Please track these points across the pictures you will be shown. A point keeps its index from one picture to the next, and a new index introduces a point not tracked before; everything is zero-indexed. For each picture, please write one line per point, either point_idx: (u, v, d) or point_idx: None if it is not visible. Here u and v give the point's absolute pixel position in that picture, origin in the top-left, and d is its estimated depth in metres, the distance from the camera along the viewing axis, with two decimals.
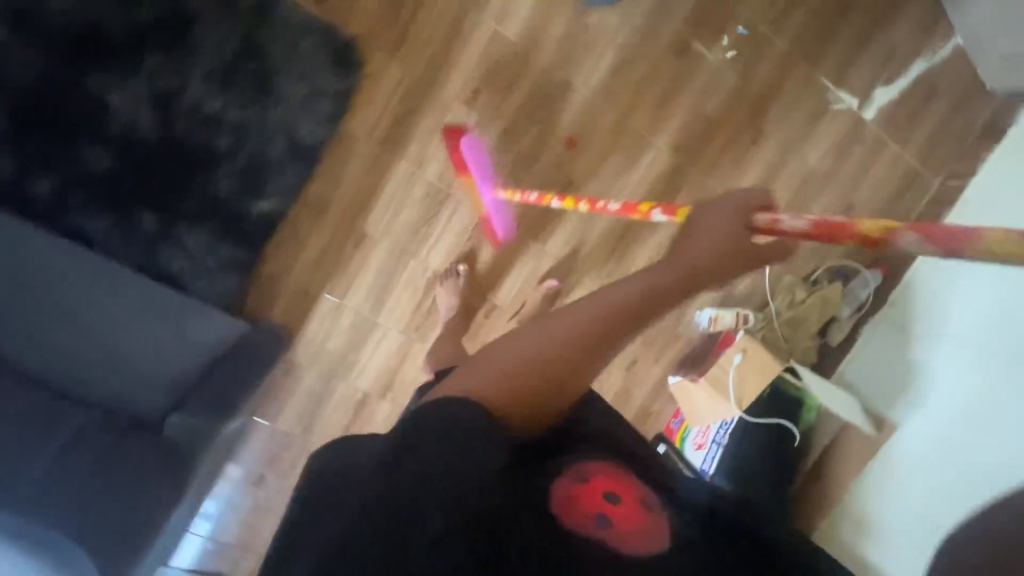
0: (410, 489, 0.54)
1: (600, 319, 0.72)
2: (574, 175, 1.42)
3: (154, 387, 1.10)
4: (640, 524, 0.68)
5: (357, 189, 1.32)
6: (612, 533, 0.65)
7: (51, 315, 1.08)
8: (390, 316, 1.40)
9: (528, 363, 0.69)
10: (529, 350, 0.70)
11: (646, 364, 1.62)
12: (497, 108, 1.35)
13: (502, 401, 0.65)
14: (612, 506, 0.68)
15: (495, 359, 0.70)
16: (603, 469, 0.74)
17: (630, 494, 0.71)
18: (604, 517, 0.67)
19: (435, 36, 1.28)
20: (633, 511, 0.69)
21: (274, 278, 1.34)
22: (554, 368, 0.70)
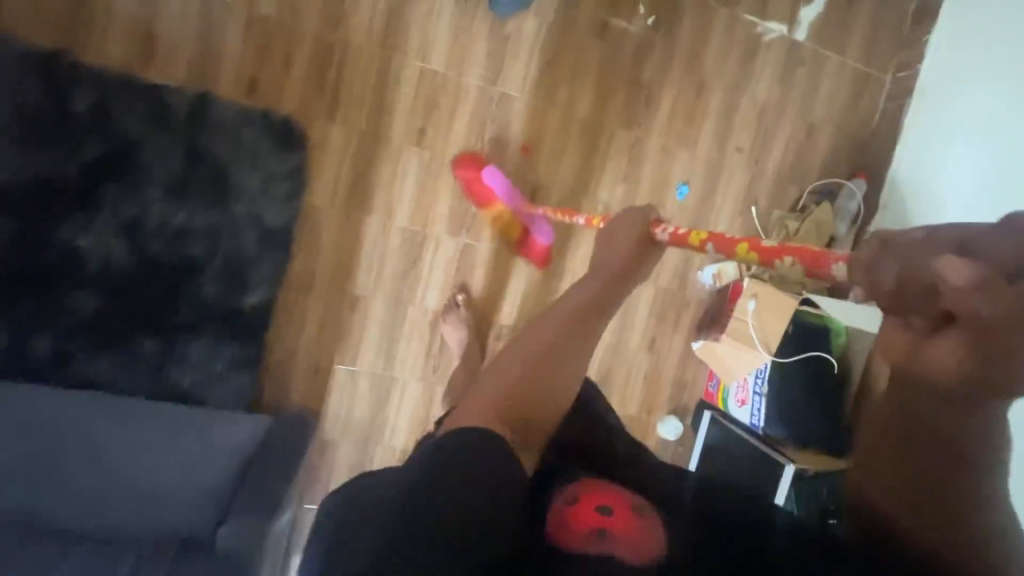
0: (445, 525, 0.53)
1: (572, 317, 0.78)
2: (539, 179, 1.44)
3: (198, 504, 1.10)
4: (639, 532, 0.63)
5: (337, 256, 1.34)
6: (614, 547, 0.61)
7: (77, 466, 1.08)
8: (405, 367, 1.41)
9: (521, 376, 0.71)
10: (521, 367, 0.72)
11: (666, 337, 1.61)
12: (446, 139, 1.37)
13: (514, 413, 0.68)
14: (608, 519, 0.63)
15: (500, 378, 0.71)
16: (590, 485, 0.69)
17: (624, 503, 0.66)
18: (604, 532, 0.62)
19: (367, 91, 1.31)
20: (629, 520, 0.64)
21: (286, 363, 1.35)
22: (546, 368, 0.73)
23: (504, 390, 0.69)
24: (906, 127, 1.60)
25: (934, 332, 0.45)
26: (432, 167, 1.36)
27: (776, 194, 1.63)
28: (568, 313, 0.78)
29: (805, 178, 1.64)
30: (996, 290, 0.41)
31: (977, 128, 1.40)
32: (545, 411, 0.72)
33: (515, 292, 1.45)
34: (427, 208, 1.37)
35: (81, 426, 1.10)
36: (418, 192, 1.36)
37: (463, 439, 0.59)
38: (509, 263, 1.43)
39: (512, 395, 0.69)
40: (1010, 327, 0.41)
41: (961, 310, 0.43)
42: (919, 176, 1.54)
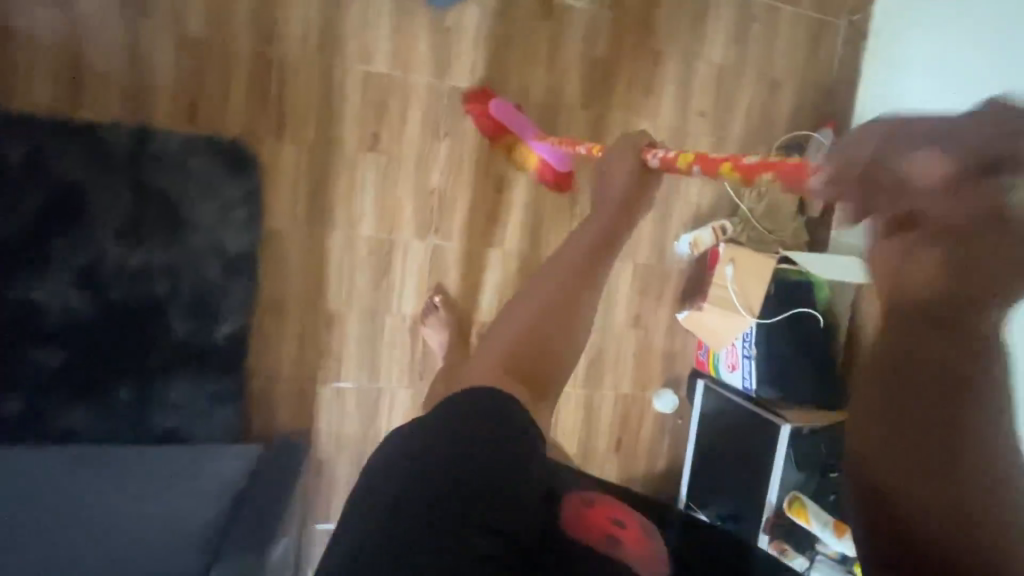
0: (439, 490, 0.52)
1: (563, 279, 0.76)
2: (501, 170, 1.41)
3: (191, 543, 1.08)
4: (648, 551, 0.60)
5: (306, 275, 1.31)
6: (623, 551, 0.58)
7: (59, 522, 1.05)
8: (390, 376, 1.40)
9: (514, 337, 0.72)
10: (520, 328, 0.73)
11: (651, 311, 1.60)
12: (401, 142, 1.33)
13: (527, 376, 0.70)
14: (622, 531, 0.61)
15: (498, 339, 0.73)
16: (606, 501, 0.67)
17: (636, 519, 0.63)
18: (612, 539, 0.59)
19: (313, 102, 1.27)
20: (639, 537, 0.61)
21: (269, 389, 1.33)
22: (542, 328, 0.73)
23: (517, 335, 0.73)
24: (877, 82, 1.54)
25: (886, 235, 0.47)
26: (391, 172, 1.33)
27: (744, 154, 1.61)
28: (569, 264, 0.78)
29: (771, 134, 1.62)
30: (974, 188, 0.44)
31: (944, 88, 1.36)
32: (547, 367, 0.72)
33: (491, 287, 1.44)
34: (392, 214, 1.35)
35: (62, 478, 1.08)
36: (379, 199, 1.33)
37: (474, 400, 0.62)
38: (481, 258, 1.42)
39: (523, 344, 0.71)
40: (981, 230, 0.42)
41: (921, 209, 0.45)
42: (882, 119, 1.53)
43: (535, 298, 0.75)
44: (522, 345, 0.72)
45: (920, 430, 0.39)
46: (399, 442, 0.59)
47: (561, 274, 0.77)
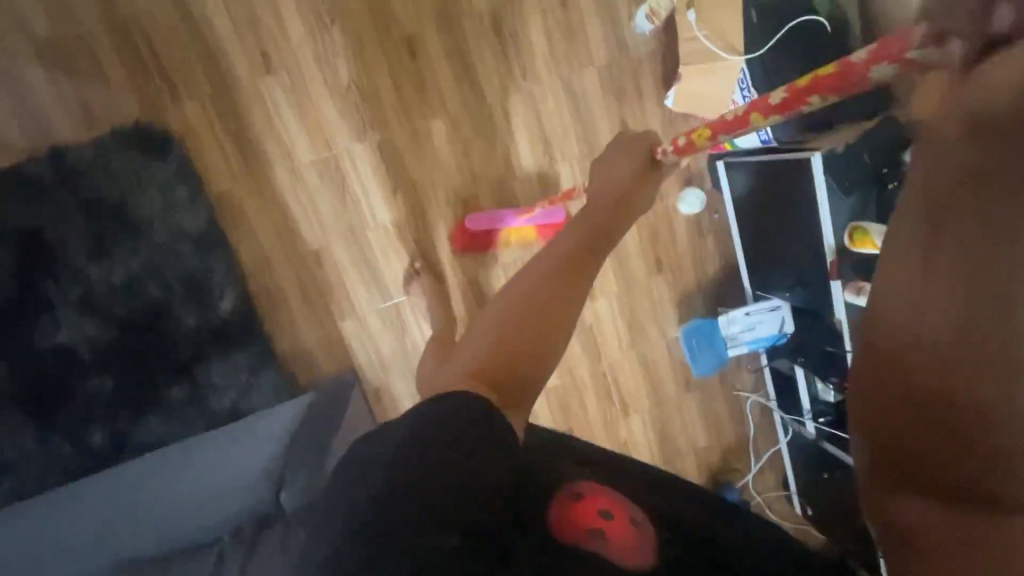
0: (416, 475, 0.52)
1: (552, 275, 0.77)
2: (406, 30, 1.25)
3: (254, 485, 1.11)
4: (630, 537, 0.64)
5: (272, 224, 1.29)
6: (606, 548, 0.62)
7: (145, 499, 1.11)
8: (397, 286, 1.38)
9: (503, 330, 0.71)
10: (510, 309, 0.73)
11: (637, 111, 1.40)
12: (291, 48, 1.21)
13: (492, 383, 0.66)
14: (606, 523, 0.64)
15: (487, 328, 0.73)
16: (593, 486, 0.70)
17: (623, 509, 0.67)
18: (596, 531, 0.64)
19: (187, 48, 1.18)
20: (625, 525, 0.65)
21: (298, 344, 1.37)
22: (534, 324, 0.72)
23: (500, 324, 0.72)
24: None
25: None
26: (299, 87, 1.24)
27: None
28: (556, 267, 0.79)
29: None
30: None
31: None
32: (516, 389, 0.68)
33: (453, 159, 1.34)
34: (322, 129, 1.27)
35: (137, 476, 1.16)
36: (301, 119, 1.25)
37: (449, 407, 0.58)
38: (429, 133, 1.32)
39: (502, 361, 0.68)
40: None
41: None
42: None
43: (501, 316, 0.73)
44: (497, 348, 0.70)
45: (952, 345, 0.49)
46: (389, 433, 0.57)
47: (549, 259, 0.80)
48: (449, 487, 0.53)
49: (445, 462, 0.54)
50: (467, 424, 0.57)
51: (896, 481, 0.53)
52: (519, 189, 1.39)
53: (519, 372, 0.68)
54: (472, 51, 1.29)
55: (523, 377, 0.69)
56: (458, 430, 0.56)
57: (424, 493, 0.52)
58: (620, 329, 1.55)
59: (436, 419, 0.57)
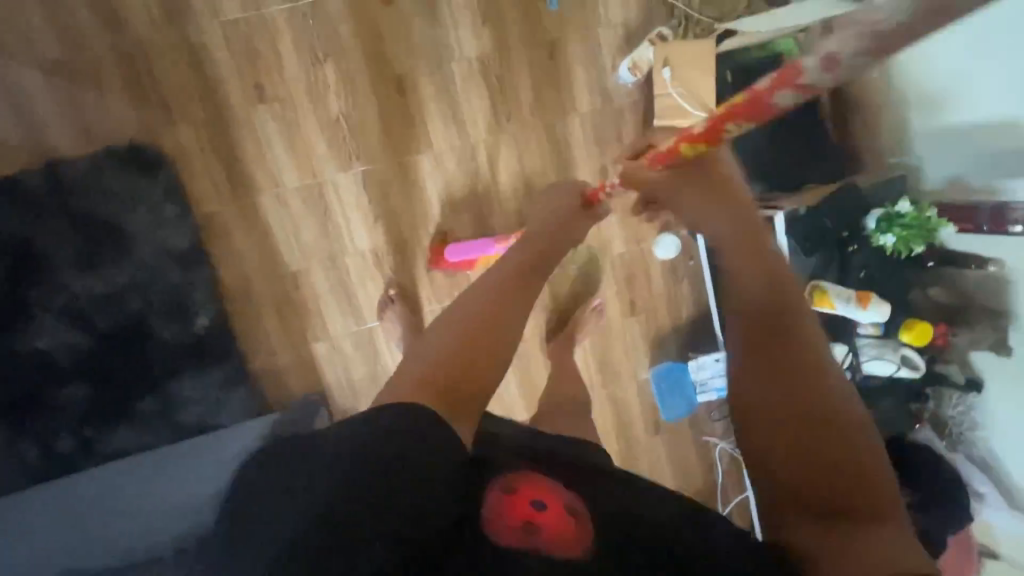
0: (362, 490, 0.57)
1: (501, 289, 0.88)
2: (397, 69, 1.31)
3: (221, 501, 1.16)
4: (568, 528, 0.65)
5: (255, 247, 1.33)
6: (542, 541, 0.63)
7: (115, 508, 1.16)
8: (374, 313, 1.40)
9: (460, 335, 0.79)
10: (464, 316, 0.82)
11: (617, 158, 1.44)
12: (285, 81, 1.27)
13: (452, 381, 0.73)
14: (541, 515, 0.65)
15: (447, 330, 0.81)
16: (529, 477, 0.71)
17: (558, 499, 0.68)
18: (532, 525, 0.65)
19: (185, 75, 1.24)
20: (560, 514, 0.66)
21: (271, 364, 1.39)
22: (485, 326, 0.81)
23: (451, 334, 0.80)
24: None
25: None
26: (289, 118, 1.29)
27: None
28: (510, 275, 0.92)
29: None
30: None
31: None
32: (467, 387, 0.74)
33: (435, 194, 1.38)
34: (309, 158, 1.31)
35: (100, 486, 1.18)
36: (290, 148, 1.30)
37: (398, 417, 0.64)
38: (413, 167, 1.36)
39: (457, 361, 0.75)
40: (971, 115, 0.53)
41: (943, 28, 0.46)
42: None
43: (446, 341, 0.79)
44: (450, 355, 0.77)
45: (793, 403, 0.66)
46: (334, 449, 0.61)
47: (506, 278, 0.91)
48: (391, 498, 0.58)
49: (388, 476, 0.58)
50: (421, 433, 0.63)
51: (807, 508, 0.60)
52: (498, 226, 1.42)
53: (476, 370, 0.75)
54: (459, 92, 1.34)
55: (479, 378, 0.76)
56: (403, 437, 0.61)
57: (375, 498, 0.57)
58: (592, 368, 1.57)
59: (387, 428, 0.62)
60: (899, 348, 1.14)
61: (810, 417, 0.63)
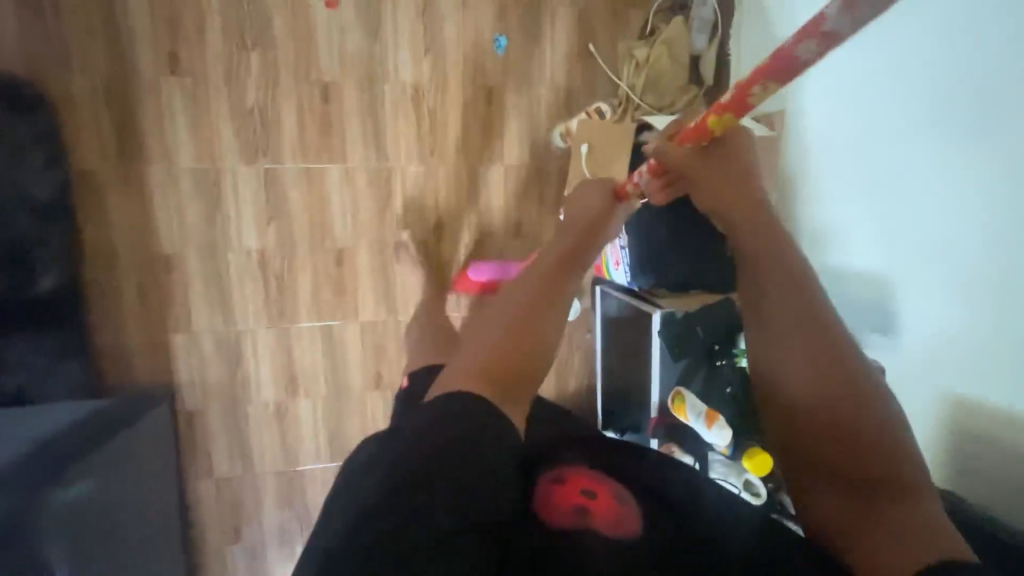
0: (412, 491, 0.52)
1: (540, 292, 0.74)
2: (326, 76, 1.27)
3: None
4: (615, 510, 0.61)
5: (129, 218, 1.24)
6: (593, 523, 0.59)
7: None
8: (247, 317, 1.33)
9: (508, 327, 0.69)
10: (505, 321, 0.70)
11: (534, 219, 1.43)
12: (203, 59, 1.21)
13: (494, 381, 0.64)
14: (590, 500, 0.62)
15: (485, 330, 0.70)
16: (576, 468, 0.68)
17: (608, 486, 0.64)
18: (582, 510, 0.61)
19: (93, 25, 1.17)
20: (611, 502, 0.63)
21: (118, 345, 1.28)
22: (522, 335, 0.68)
23: (490, 338, 0.68)
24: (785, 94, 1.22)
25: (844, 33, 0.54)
26: (198, 96, 1.22)
27: (620, 23, 1.39)
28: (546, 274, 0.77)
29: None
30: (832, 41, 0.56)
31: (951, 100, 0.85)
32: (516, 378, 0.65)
33: (342, 210, 1.33)
34: (211, 142, 1.24)
35: None
36: (192, 125, 1.23)
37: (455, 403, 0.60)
38: (323, 179, 1.30)
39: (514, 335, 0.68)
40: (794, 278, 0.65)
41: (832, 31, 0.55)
42: None
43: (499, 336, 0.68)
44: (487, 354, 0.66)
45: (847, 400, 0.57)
46: (404, 441, 0.58)
47: (545, 272, 0.78)
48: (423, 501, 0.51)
49: (450, 465, 0.54)
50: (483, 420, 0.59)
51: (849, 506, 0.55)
52: (398, 257, 1.37)
53: (529, 353, 0.67)
54: (387, 114, 1.31)
55: (525, 372, 0.67)
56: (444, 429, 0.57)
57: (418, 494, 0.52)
58: None
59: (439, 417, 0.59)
60: (742, 473, 1.07)
61: (839, 431, 0.56)
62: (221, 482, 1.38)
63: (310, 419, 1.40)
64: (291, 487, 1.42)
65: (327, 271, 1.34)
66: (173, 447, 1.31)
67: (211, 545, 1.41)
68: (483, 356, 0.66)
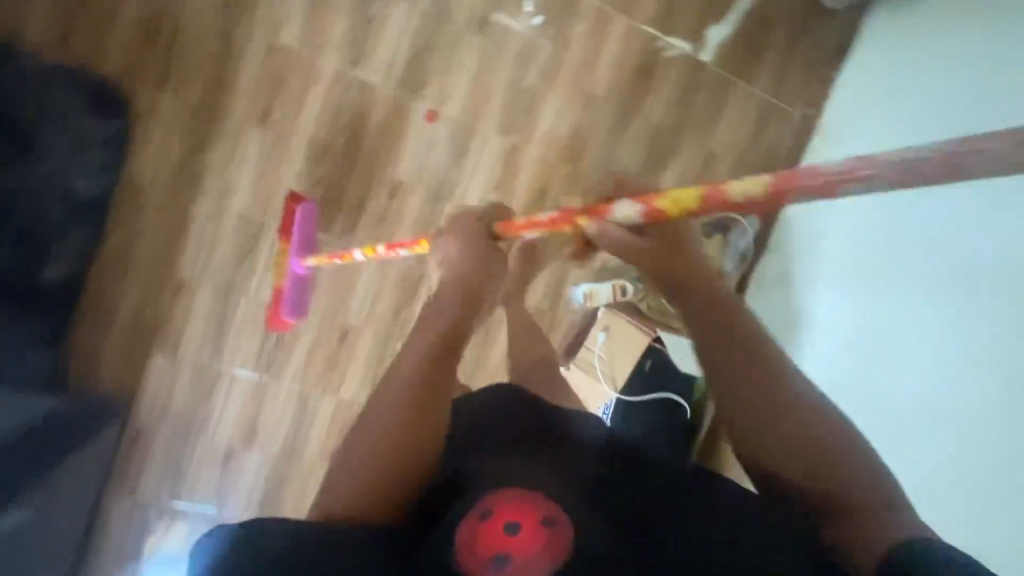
0: None
1: (417, 382, 0.64)
2: (399, 176, 1.32)
3: None
4: (535, 544, 0.60)
5: (161, 235, 1.25)
6: (511, 565, 0.59)
7: None
8: (232, 360, 1.33)
9: (391, 418, 0.61)
10: (385, 412, 0.62)
11: None
12: (294, 121, 1.26)
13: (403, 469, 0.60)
14: (507, 541, 0.60)
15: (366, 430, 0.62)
16: (503, 497, 0.63)
17: (525, 509, 0.62)
18: (501, 554, 0.60)
19: (205, 57, 1.21)
20: (533, 534, 0.60)
21: (96, 346, 1.27)
22: (414, 411, 0.62)
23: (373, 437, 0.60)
24: (790, 271, 1.36)
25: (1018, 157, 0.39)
26: (275, 151, 1.26)
27: None
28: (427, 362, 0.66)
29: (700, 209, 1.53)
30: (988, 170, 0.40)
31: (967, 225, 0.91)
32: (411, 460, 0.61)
33: (364, 294, 1.37)
34: (268, 196, 1.28)
35: None
36: (259, 176, 1.26)
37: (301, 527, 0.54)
38: (358, 262, 1.35)
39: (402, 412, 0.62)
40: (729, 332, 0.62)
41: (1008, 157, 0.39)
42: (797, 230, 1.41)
43: (393, 388, 0.64)
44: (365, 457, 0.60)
45: (790, 450, 0.56)
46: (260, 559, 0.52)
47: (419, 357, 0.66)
48: None
49: None
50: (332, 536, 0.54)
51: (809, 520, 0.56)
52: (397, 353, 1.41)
53: (427, 428, 0.62)
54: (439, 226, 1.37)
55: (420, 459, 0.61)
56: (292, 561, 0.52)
57: None
58: None
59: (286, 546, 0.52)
60: None
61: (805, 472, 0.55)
62: (139, 507, 1.34)
63: (253, 472, 1.39)
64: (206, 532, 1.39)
65: (327, 343, 1.37)
66: (109, 461, 1.29)
67: (99, 568, 1.34)
68: (379, 438, 0.60)
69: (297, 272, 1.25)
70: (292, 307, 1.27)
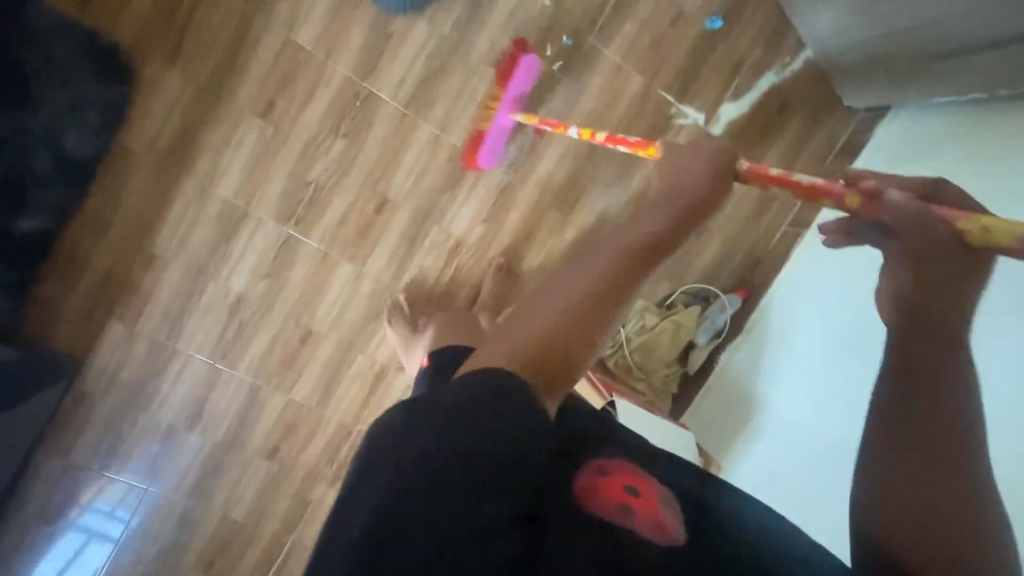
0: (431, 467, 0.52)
1: (612, 270, 0.68)
2: (390, 192, 1.32)
3: None
4: (660, 515, 0.60)
5: (142, 205, 1.24)
6: (634, 524, 0.59)
7: None
8: (191, 340, 1.33)
9: (586, 296, 0.66)
10: (564, 296, 0.66)
11: None
12: (295, 119, 1.26)
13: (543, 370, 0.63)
14: (634, 499, 0.60)
15: (543, 306, 0.66)
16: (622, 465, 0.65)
17: (649, 484, 0.63)
18: (626, 509, 0.60)
19: (219, 41, 1.21)
20: (654, 504, 0.61)
21: (56, 302, 1.25)
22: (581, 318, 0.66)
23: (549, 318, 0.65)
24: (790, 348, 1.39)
25: None
26: (271, 146, 1.26)
27: (651, 282, 1.51)
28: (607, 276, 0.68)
29: (684, 277, 1.52)
30: None
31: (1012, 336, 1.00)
32: (565, 358, 0.64)
33: (335, 299, 1.36)
34: (258, 187, 1.27)
35: None
36: (251, 166, 1.26)
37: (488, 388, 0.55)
38: (335, 266, 1.34)
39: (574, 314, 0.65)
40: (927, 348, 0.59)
41: None
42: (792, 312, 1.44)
43: (599, 270, 0.68)
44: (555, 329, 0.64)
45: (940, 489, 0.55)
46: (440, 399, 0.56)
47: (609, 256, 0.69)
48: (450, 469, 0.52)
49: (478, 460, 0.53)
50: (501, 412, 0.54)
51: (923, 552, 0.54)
52: (356, 362, 1.41)
53: (589, 331, 0.66)
54: (421, 247, 1.37)
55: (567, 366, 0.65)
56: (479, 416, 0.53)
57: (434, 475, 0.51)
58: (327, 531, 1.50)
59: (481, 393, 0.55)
60: None
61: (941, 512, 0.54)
62: (70, 468, 1.33)
63: (191, 452, 1.39)
64: (132, 504, 1.37)
65: (288, 340, 1.37)
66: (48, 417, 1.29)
67: (16, 521, 1.32)
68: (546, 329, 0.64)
69: (504, 121, 1.30)
70: (490, 153, 1.32)
